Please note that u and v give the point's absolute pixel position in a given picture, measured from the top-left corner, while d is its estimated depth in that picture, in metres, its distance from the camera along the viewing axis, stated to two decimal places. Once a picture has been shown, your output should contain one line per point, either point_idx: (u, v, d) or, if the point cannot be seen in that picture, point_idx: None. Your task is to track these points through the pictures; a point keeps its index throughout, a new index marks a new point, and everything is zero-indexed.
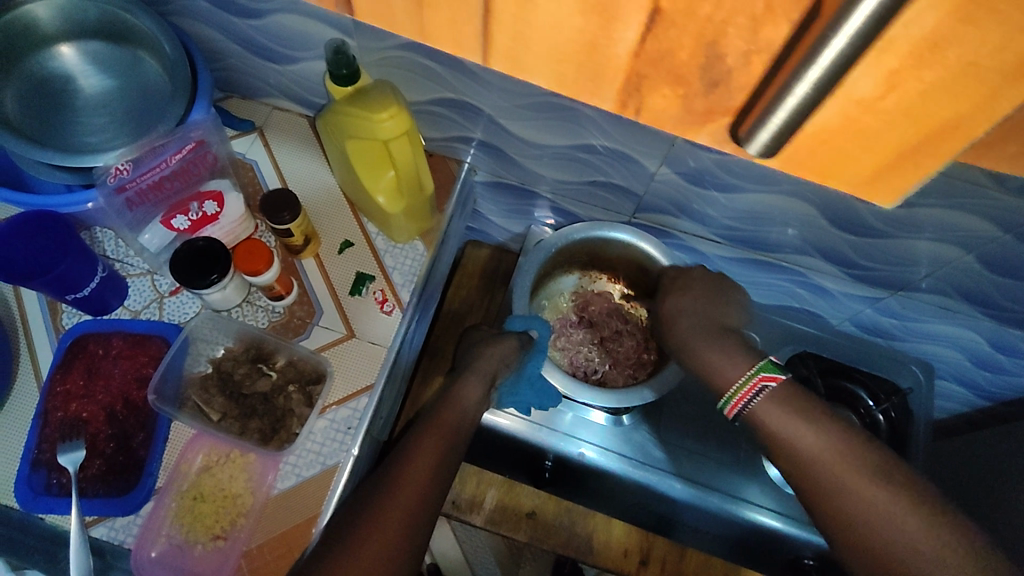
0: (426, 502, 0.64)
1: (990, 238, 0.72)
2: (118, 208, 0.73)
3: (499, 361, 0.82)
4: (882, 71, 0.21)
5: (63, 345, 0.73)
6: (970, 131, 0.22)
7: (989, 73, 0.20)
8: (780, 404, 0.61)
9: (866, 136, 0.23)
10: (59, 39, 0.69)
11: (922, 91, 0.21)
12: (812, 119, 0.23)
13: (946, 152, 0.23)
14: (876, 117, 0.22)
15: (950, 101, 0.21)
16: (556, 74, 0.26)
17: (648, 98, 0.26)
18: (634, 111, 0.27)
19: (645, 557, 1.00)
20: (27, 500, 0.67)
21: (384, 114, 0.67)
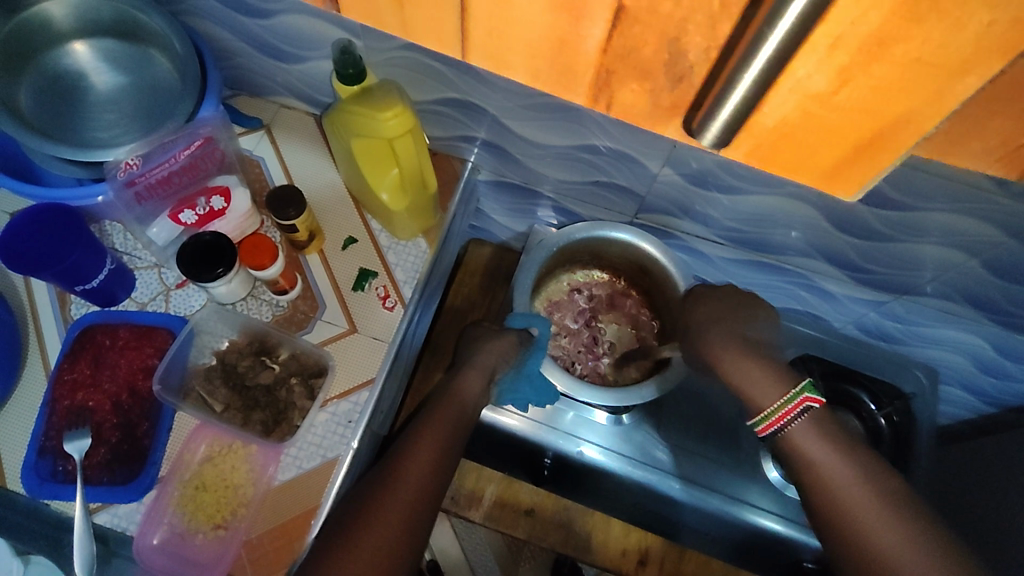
0: (427, 495, 0.65)
1: (995, 242, 0.71)
2: (127, 202, 0.74)
3: (499, 356, 0.82)
4: (833, 68, 0.30)
5: (72, 335, 0.74)
6: (918, 123, 0.32)
7: (932, 64, 0.28)
8: (819, 435, 0.59)
9: (827, 126, 0.33)
10: (72, 36, 0.71)
11: (869, 84, 0.30)
12: (773, 114, 0.33)
13: (901, 139, 0.33)
14: (830, 109, 0.32)
15: (902, 96, 0.30)
16: (532, 70, 0.36)
17: (616, 90, 0.36)
18: (603, 103, 0.38)
19: (644, 557, 1.01)
20: (33, 486, 0.68)
21: (389, 113, 0.68)
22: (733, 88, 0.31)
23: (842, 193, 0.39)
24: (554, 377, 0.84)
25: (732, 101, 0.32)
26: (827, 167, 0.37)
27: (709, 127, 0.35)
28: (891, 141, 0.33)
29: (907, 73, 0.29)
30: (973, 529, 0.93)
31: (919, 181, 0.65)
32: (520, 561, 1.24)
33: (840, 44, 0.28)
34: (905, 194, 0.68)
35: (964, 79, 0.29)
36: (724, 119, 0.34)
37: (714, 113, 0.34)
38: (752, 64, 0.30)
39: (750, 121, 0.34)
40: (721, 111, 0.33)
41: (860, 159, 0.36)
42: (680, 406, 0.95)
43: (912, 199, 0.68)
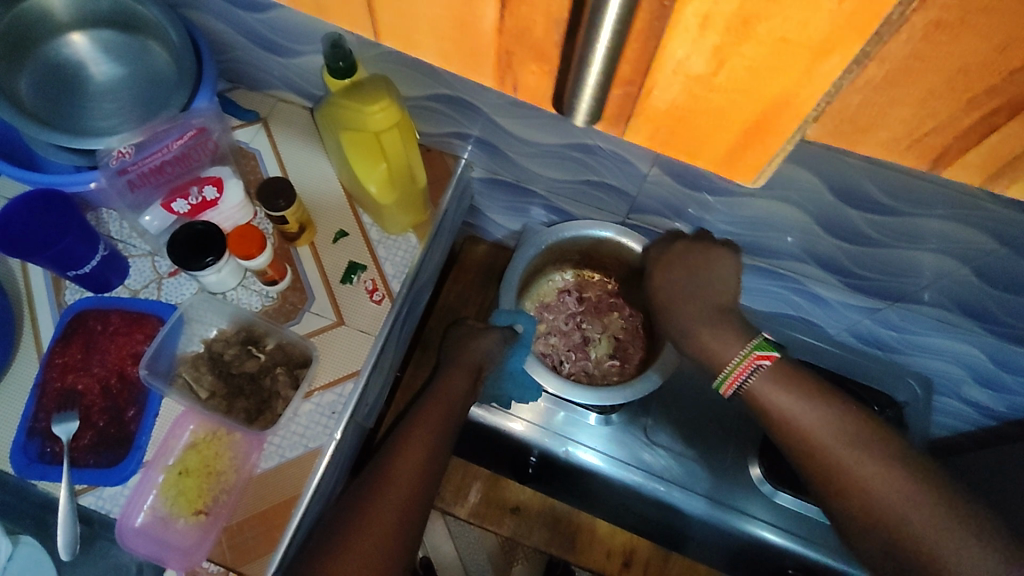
0: (418, 495, 0.67)
1: (990, 251, 0.69)
2: (120, 189, 0.75)
3: (483, 353, 0.83)
4: (707, 48, 0.22)
5: (64, 319, 0.76)
6: (799, 108, 0.23)
7: (798, 46, 0.21)
8: (777, 383, 0.61)
9: (716, 114, 0.24)
10: (71, 27, 0.72)
11: (748, 67, 0.22)
12: (662, 96, 0.24)
13: (788, 128, 0.24)
14: (717, 96, 0.23)
15: (776, 77, 0.22)
16: (438, 49, 0.26)
17: (519, 75, 0.26)
18: (510, 87, 0.27)
19: (628, 559, 1.02)
20: (21, 466, 0.70)
21: (376, 106, 0.70)
22: (587, 65, 0.23)
23: (743, 181, 0.28)
24: (539, 375, 0.84)
25: (590, 80, 0.24)
26: (721, 149, 0.26)
27: (579, 102, 0.25)
28: (778, 122, 0.24)
29: (774, 60, 0.21)
30: None
31: (913, 189, 0.63)
32: (513, 562, 1.18)
33: (712, 24, 0.21)
34: (898, 200, 0.66)
35: (829, 60, 0.21)
36: (592, 97, 0.25)
37: (574, 96, 0.25)
38: (603, 25, 0.21)
39: (639, 99, 0.25)
40: (581, 91, 0.24)
41: (753, 146, 0.26)
42: (668, 408, 0.95)
43: (905, 205, 0.66)
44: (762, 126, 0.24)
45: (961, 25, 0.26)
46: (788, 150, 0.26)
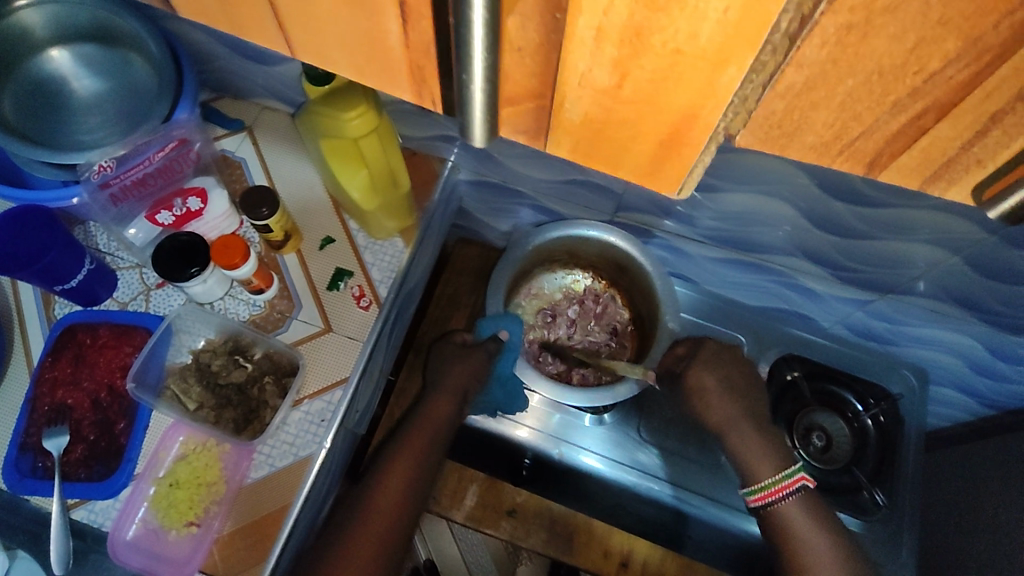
0: (399, 525, 0.69)
1: (977, 240, 0.68)
2: (103, 203, 0.75)
3: (468, 376, 0.84)
4: (609, 62, 0.19)
5: (54, 334, 0.76)
6: (707, 120, 0.20)
7: (692, 58, 0.18)
8: (806, 509, 0.73)
9: (628, 127, 0.21)
10: (50, 43, 0.71)
11: (650, 79, 0.19)
12: (574, 109, 0.21)
13: (698, 139, 0.21)
14: (624, 108, 0.20)
15: (677, 89, 0.19)
16: (353, 65, 0.23)
17: (438, 89, 0.22)
18: (430, 103, 0.23)
19: (626, 559, 0.94)
20: (13, 482, 0.70)
21: (353, 113, 0.68)
22: (471, 88, 0.20)
23: (668, 192, 0.24)
24: (531, 380, 0.83)
25: (477, 98, 0.21)
26: (641, 161, 0.23)
27: (472, 122, 0.22)
28: (689, 136, 0.21)
29: (671, 72, 0.18)
30: (953, 541, 0.93)
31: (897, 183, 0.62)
32: (519, 566, 1.16)
33: (606, 36, 0.18)
34: (884, 193, 0.65)
35: (728, 70, 0.18)
36: (486, 114, 0.22)
37: (465, 114, 0.22)
38: (473, 55, 0.19)
39: (553, 111, 0.22)
40: (469, 106, 0.21)
41: (670, 158, 0.22)
42: (663, 408, 0.95)
43: (891, 197, 0.65)
44: (674, 138, 0.21)
45: (871, 23, 0.17)
46: (709, 154, 0.22)
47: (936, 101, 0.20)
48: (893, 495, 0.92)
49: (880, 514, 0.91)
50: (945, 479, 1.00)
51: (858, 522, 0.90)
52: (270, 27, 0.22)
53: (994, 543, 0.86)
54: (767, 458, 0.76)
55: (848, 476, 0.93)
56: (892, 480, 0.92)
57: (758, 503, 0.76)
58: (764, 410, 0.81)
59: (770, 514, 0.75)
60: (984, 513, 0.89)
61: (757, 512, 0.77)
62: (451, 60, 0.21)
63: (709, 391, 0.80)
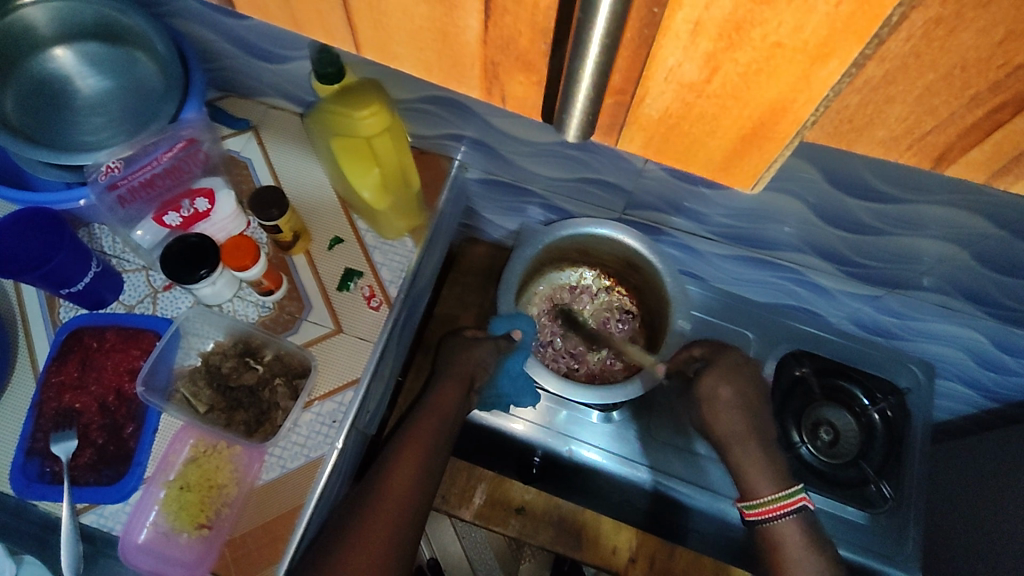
0: (411, 511, 0.69)
1: (988, 235, 0.68)
2: (110, 205, 0.75)
3: (474, 364, 0.84)
4: (700, 56, 0.19)
5: (60, 338, 0.75)
6: (796, 113, 0.20)
7: (792, 51, 0.18)
8: (801, 530, 0.72)
9: (708, 122, 0.22)
10: (54, 41, 0.70)
11: (742, 72, 0.20)
12: (655, 104, 0.22)
13: (782, 133, 0.22)
14: (706, 103, 0.21)
15: (769, 82, 0.20)
16: (422, 61, 0.23)
17: (507, 86, 0.23)
18: (498, 99, 0.24)
19: (633, 555, 0.96)
20: (20, 487, 0.69)
21: (366, 111, 0.69)
22: (578, 80, 0.21)
23: (740, 187, 0.25)
24: (540, 377, 0.83)
25: (581, 89, 0.21)
26: (715, 156, 0.24)
27: (568, 120, 0.23)
28: (774, 130, 0.21)
29: (767, 64, 0.19)
30: (959, 532, 0.94)
31: (909, 177, 0.62)
32: (521, 560, 1.17)
33: (703, 31, 0.19)
34: (896, 188, 0.65)
35: (829, 64, 0.19)
36: (586, 100, 0.22)
37: (563, 113, 0.23)
38: (591, 41, 0.19)
39: (631, 107, 0.22)
40: (571, 106, 0.22)
41: (748, 155, 0.23)
42: (672, 405, 0.95)
43: (903, 192, 0.66)
44: (754, 133, 0.22)
45: (963, 17, 0.23)
46: (786, 153, 0.23)
47: (1015, 95, 0.25)
48: (900, 489, 0.93)
49: (886, 507, 0.91)
50: (951, 472, 1.01)
51: (864, 515, 0.91)
52: (340, 25, 0.23)
53: (1000, 533, 0.87)
54: (764, 475, 0.76)
55: (855, 470, 0.92)
56: (900, 473, 0.93)
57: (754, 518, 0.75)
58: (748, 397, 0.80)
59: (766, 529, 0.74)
60: (991, 504, 0.90)
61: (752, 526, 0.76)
62: (531, 50, 0.21)
63: (714, 399, 0.80)
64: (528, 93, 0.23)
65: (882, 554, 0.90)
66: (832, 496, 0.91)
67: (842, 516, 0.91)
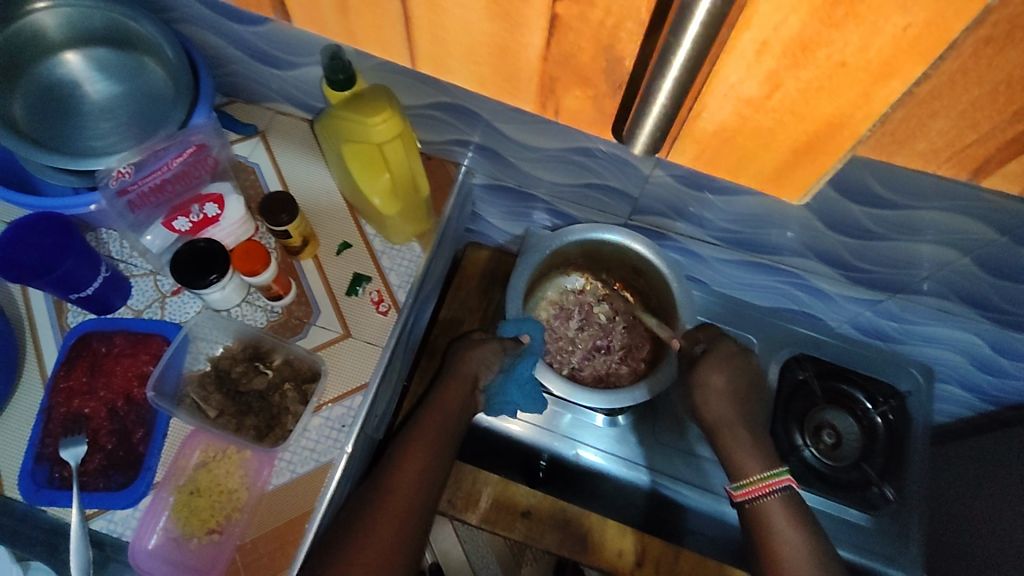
0: (416, 512, 0.69)
1: (988, 241, 0.70)
2: (121, 211, 0.75)
3: (480, 365, 0.85)
4: (763, 71, 0.26)
5: (68, 343, 0.75)
6: (853, 126, 0.28)
7: (857, 69, 0.25)
8: (788, 509, 0.71)
9: (763, 131, 0.30)
10: (65, 46, 0.71)
11: (801, 87, 0.26)
12: (712, 117, 0.30)
13: (838, 144, 0.29)
14: (764, 115, 0.29)
15: (828, 98, 0.27)
16: (476, 74, 0.32)
17: (562, 99, 0.32)
18: (552, 111, 0.33)
19: (640, 558, 0.95)
20: (30, 493, 0.69)
21: (378, 118, 0.69)
22: (655, 98, 0.29)
23: (791, 196, 0.34)
24: (545, 380, 0.84)
25: (655, 111, 0.30)
26: (770, 165, 0.32)
27: (637, 135, 0.32)
28: (831, 140, 0.29)
29: (831, 79, 0.26)
30: (962, 534, 0.95)
31: (911, 183, 0.63)
32: (522, 564, 1.17)
33: (769, 48, 0.25)
34: (897, 194, 0.66)
35: (890, 83, 0.25)
36: (660, 109, 0.30)
37: (639, 120, 0.31)
38: (674, 63, 0.27)
39: (688, 123, 0.31)
40: (645, 117, 0.30)
41: (800, 166, 0.32)
42: (676, 409, 0.96)
43: (904, 198, 0.67)
44: (813, 143, 0.29)
45: (1010, 38, 0.31)
46: (832, 170, 0.31)
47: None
48: (904, 491, 0.94)
49: (890, 509, 0.92)
50: (954, 475, 1.02)
51: (867, 518, 0.91)
52: (398, 40, 0.32)
53: (1001, 535, 0.88)
54: (748, 454, 0.76)
55: (857, 472, 0.93)
56: (903, 475, 0.94)
57: (743, 498, 0.73)
58: (754, 401, 0.80)
59: (754, 508, 0.72)
60: (992, 506, 0.91)
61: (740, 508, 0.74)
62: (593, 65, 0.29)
63: (712, 389, 0.79)
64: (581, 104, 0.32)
65: (886, 556, 0.91)
66: (836, 499, 0.91)
67: (843, 517, 0.91)
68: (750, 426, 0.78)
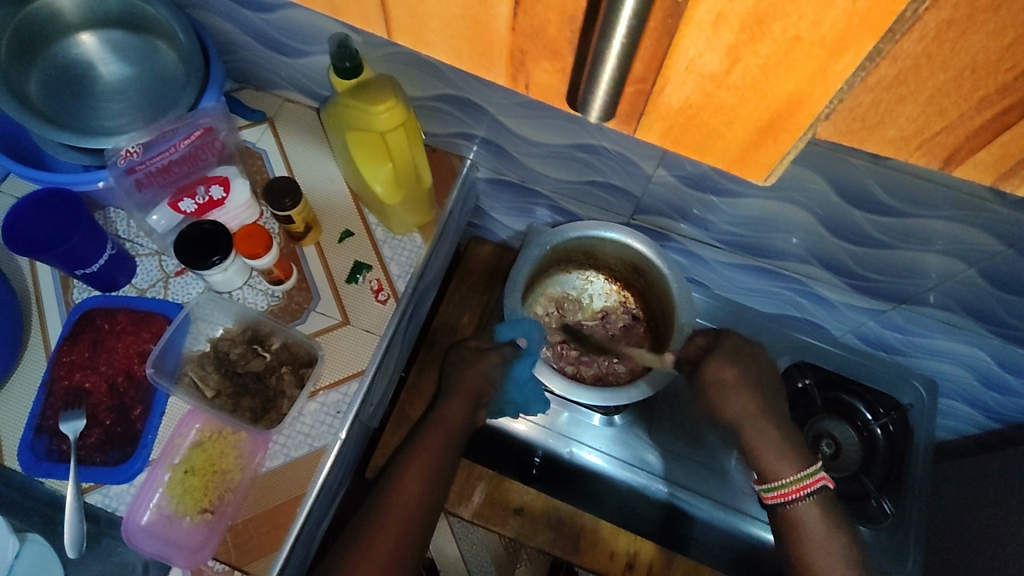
0: (410, 542, 0.69)
1: (993, 252, 0.69)
2: (128, 188, 0.76)
3: (481, 382, 0.84)
4: (722, 45, 0.21)
5: (72, 318, 0.76)
6: (811, 106, 0.22)
7: (811, 44, 0.20)
8: (824, 510, 0.70)
9: (725, 111, 0.24)
10: (80, 27, 0.72)
11: (760, 64, 0.21)
12: (675, 94, 0.24)
13: (799, 126, 0.23)
14: (725, 94, 0.23)
15: (784, 75, 0.21)
16: (454, 48, 0.26)
17: (531, 74, 0.26)
18: (522, 86, 0.27)
19: (632, 561, 0.99)
20: (29, 464, 0.70)
21: (381, 106, 0.70)
22: (603, 61, 0.22)
23: (754, 178, 0.27)
24: (544, 378, 0.84)
25: (604, 79, 0.23)
26: (734, 146, 0.26)
27: (592, 100, 0.24)
28: (790, 122, 0.23)
29: (786, 56, 0.21)
30: (961, 551, 0.94)
31: (916, 190, 0.63)
32: (517, 564, 1.17)
33: (725, 22, 0.20)
34: (902, 201, 0.66)
35: (844, 57, 0.20)
36: (607, 95, 0.24)
37: (588, 93, 0.24)
38: (616, 29, 0.21)
39: (651, 96, 0.24)
40: (596, 88, 0.24)
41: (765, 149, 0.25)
42: (673, 411, 0.95)
43: (909, 206, 0.66)
44: (773, 126, 0.24)
45: (972, 20, 0.26)
46: (799, 150, 0.25)
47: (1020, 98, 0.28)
48: (902, 505, 0.92)
49: (888, 523, 0.91)
50: (955, 490, 1.01)
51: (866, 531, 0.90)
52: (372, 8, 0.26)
53: (997, 552, 0.88)
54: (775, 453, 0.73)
55: (855, 484, 0.93)
56: (902, 488, 0.93)
57: (776, 500, 0.72)
58: None
59: (787, 511, 0.71)
60: (991, 521, 0.90)
61: (773, 508, 0.73)
62: (560, 42, 0.24)
63: (728, 385, 0.77)
64: (552, 81, 0.26)
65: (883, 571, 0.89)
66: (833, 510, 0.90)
67: None
68: (779, 421, 0.75)
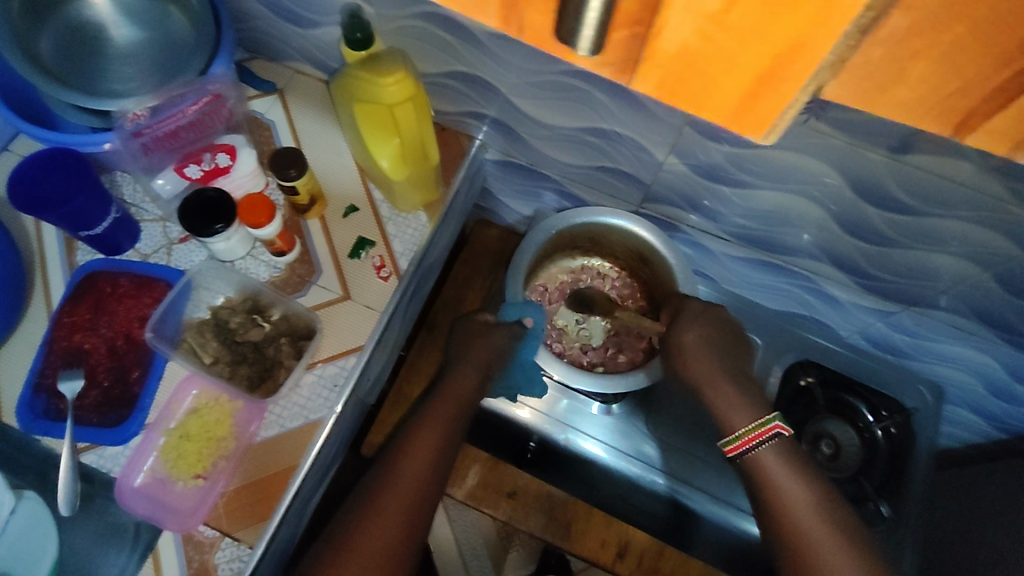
0: (423, 502, 0.68)
1: (1008, 255, 0.67)
2: (134, 151, 0.76)
3: (489, 356, 0.82)
4: None
5: (76, 279, 0.76)
6: (811, 51, 0.21)
7: None
8: (782, 456, 0.67)
9: (725, 61, 0.23)
10: None
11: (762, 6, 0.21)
12: (672, 37, 0.23)
13: (800, 75, 0.22)
14: (725, 39, 0.22)
15: (786, 15, 0.21)
16: None
17: (526, 15, 0.25)
18: (516, 30, 0.26)
19: (623, 549, 0.94)
20: (26, 421, 0.71)
21: (390, 79, 0.69)
22: None
23: (752, 136, 0.27)
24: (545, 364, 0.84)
25: (593, 8, 0.23)
26: (732, 99, 0.25)
27: (581, 29, 0.23)
28: (789, 70, 0.22)
29: None
30: (955, 557, 0.93)
31: (932, 188, 0.62)
32: (510, 548, 1.18)
33: None
34: (916, 198, 0.64)
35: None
36: (595, 32, 0.24)
37: (578, 23, 0.23)
38: None
39: (647, 40, 0.24)
40: (584, 18, 0.23)
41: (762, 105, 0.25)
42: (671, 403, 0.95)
43: (925, 204, 0.65)
44: (770, 77, 0.23)
45: None
46: (799, 106, 0.24)
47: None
48: (899, 508, 0.92)
49: (884, 526, 0.89)
50: (953, 497, 1.00)
51: None
52: None
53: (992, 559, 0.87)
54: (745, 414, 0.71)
55: (853, 485, 0.91)
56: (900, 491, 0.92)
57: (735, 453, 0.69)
58: None
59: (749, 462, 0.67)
60: (987, 528, 0.89)
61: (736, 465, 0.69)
62: None
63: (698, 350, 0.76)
64: (545, 23, 0.25)
65: None
66: None
67: None
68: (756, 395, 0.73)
